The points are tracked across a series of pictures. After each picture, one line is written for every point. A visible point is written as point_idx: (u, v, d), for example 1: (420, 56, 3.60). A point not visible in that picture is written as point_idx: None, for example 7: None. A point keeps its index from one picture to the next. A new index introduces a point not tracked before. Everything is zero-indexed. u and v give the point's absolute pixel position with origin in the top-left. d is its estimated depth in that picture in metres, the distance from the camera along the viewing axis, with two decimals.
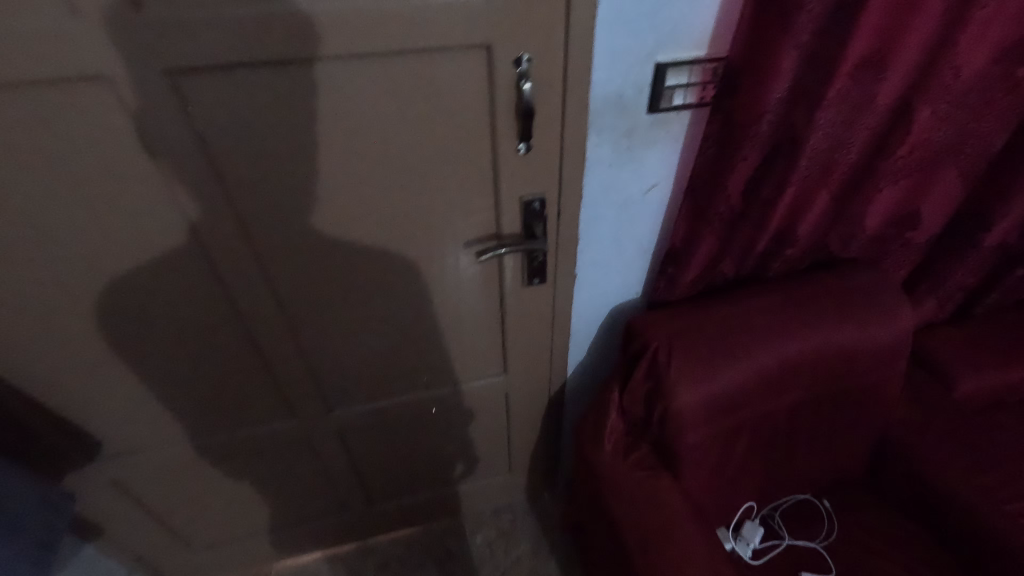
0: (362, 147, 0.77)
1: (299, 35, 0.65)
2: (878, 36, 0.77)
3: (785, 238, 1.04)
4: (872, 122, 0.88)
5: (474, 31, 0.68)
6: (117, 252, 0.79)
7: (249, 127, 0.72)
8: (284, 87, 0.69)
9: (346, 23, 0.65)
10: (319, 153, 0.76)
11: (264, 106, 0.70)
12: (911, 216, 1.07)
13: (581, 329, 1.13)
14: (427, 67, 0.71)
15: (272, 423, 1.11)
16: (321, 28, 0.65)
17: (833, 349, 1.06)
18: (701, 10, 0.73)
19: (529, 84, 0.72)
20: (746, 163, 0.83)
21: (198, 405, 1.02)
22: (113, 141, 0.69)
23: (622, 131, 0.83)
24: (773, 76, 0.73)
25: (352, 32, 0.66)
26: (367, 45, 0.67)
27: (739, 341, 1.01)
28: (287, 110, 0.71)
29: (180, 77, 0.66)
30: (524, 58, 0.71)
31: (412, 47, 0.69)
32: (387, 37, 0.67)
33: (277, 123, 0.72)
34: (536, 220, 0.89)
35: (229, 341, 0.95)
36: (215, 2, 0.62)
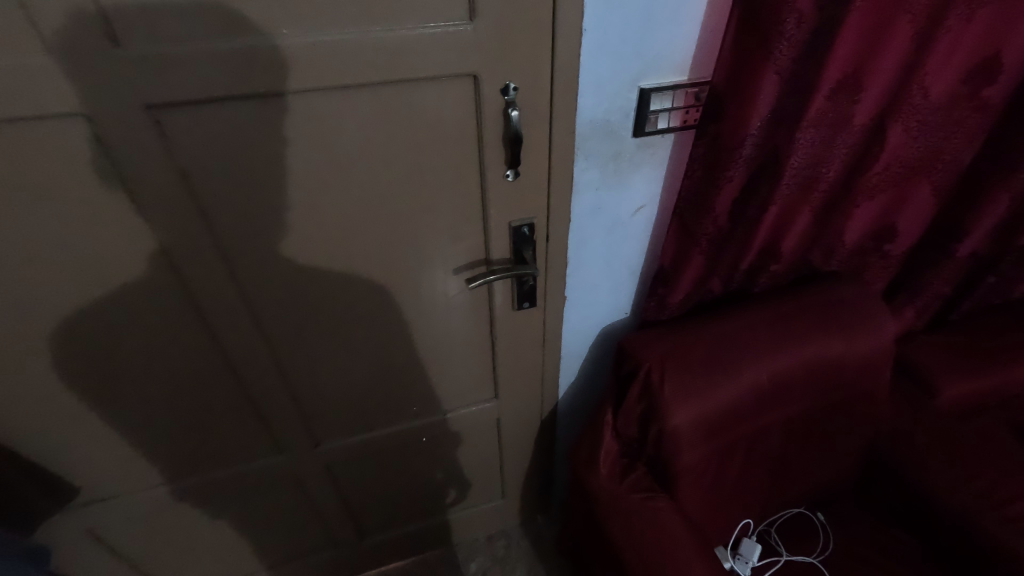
0: (349, 177, 0.75)
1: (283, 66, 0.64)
2: (853, 59, 0.79)
3: (770, 254, 1.06)
4: (851, 140, 0.91)
5: (460, 60, 0.68)
6: (92, 292, 0.76)
7: (232, 160, 0.70)
8: (268, 120, 0.68)
9: (331, 55, 0.64)
10: (305, 184, 0.74)
11: (247, 139, 0.69)
12: (888, 229, 1.10)
13: (573, 351, 1.12)
14: (415, 96, 0.70)
15: (256, 460, 1.07)
16: (305, 61, 0.64)
17: (821, 362, 1.07)
18: (683, 37, 0.74)
19: (516, 111, 0.72)
20: (731, 183, 0.85)
21: (179, 445, 0.98)
22: (88, 179, 0.67)
23: (609, 154, 0.83)
24: (757, 102, 0.76)
25: (337, 63, 0.65)
26: (352, 77, 0.67)
27: (730, 358, 1.01)
28: (270, 143, 0.70)
29: (159, 110, 0.64)
30: (510, 86, 0.71)
31: (399, 78, 0.68)
32: (373, 69, 0.67)
33: (261, 155, 0.70)
34: (526, 245, 0.88)
35: (211, 378, 0.92)
36: (196, 37, 0.61)
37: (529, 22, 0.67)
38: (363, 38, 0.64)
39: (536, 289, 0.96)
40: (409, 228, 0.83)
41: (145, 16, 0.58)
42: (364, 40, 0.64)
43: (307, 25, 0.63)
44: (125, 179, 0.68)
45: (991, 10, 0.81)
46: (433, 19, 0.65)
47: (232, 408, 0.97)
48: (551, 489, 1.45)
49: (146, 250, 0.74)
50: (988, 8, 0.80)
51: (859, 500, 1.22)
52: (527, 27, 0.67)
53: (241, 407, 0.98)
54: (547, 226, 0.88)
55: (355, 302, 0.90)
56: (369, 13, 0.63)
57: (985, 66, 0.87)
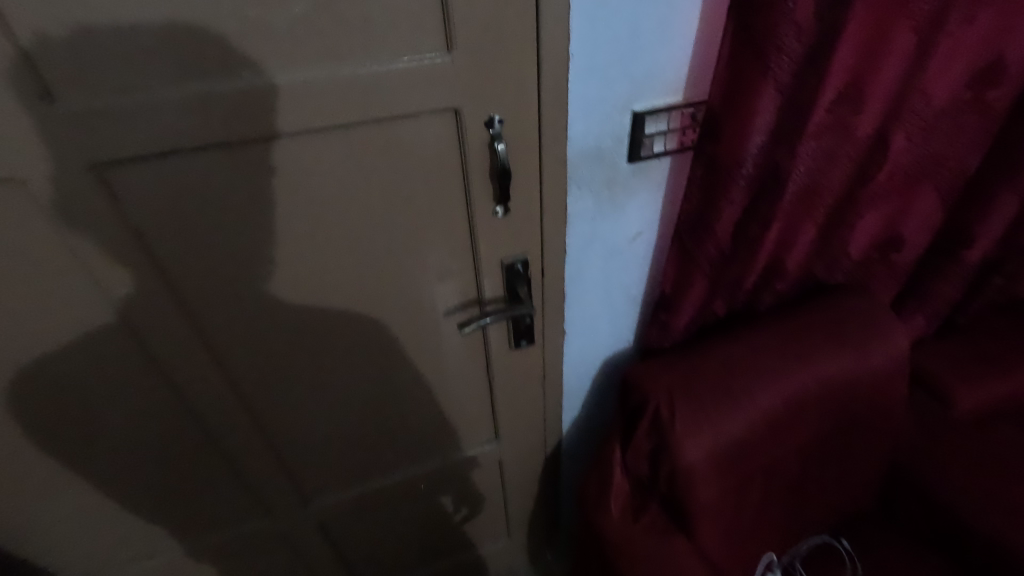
0: (325, 223, 0.69)
1: (245, 112, 0.58)
2: (853, 70, 0.75)
3: (774, 272, 1.01)
4: (855, 152, 0.86)
5: (439, 94, 0.63)
6: (49, 363, 0.70)
7: (197, 214, 0.64)
8: (230, 170, 0.62)
9: (297, 98, 0.59)
10: (275, 234, 0.68)
11: (207, 192, 0.62)
12: (894, 239, 1.05)
13: (575, 384, 1.06)
14: (392, 135, 0.65)
15: (242, 525, 0.99)
16: (268, 104, 0.59)
17: (835, 382, 1.02)
18: (675, 57, 0.70)
19: (502, 145, 0.67)
20: (734, 206, 0.80)
21: (157, 515, 0.91)
22: (34, 244, 0.61)
23: (603, 182, 0.78)
24: (757, 120, 0.70)
25: (305, 105, 0.60)
26: (322, 119, 0.61)
27: (740, 385, 0.96)
28: (234, 193, 0.63)
29: (113, 167, 0.58)
30: (495, 119, 0.66)
31: (372, 117, 0.62)
32: (344, 109, 0.61)
33: (226, 207, 0.64)
34: (521, 282, 0.83)
35: (188, 443, 0.85)
36: (143, 86, 0.55)
37: (511, 49, 0.62)
38: (331, 77, 0.59)
39: (533, 325, 0.90)
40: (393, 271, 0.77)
41: (87, 66, 0.53)
42: (333, 79, 0.59)
43: (268, 66, 0.57)
44: (79, 241, 0.62)
45: (992, 11, 0.77)
46: (407, 53, 0.60)
47: (213, 471, 0.90)
48: (560, 525, 1.37)
49: (107, 313, 0.68)
50: (989, 11, 0.77)
51: (884, 522, 1.17)
52: (509, 56, 0.62)
53: (223, 469, 0.91)
54: (542, 259, 0.82)
55: (339, 351, 0.83)
56: (336, 50, 0.58)
57: (988, 69, 0.84)
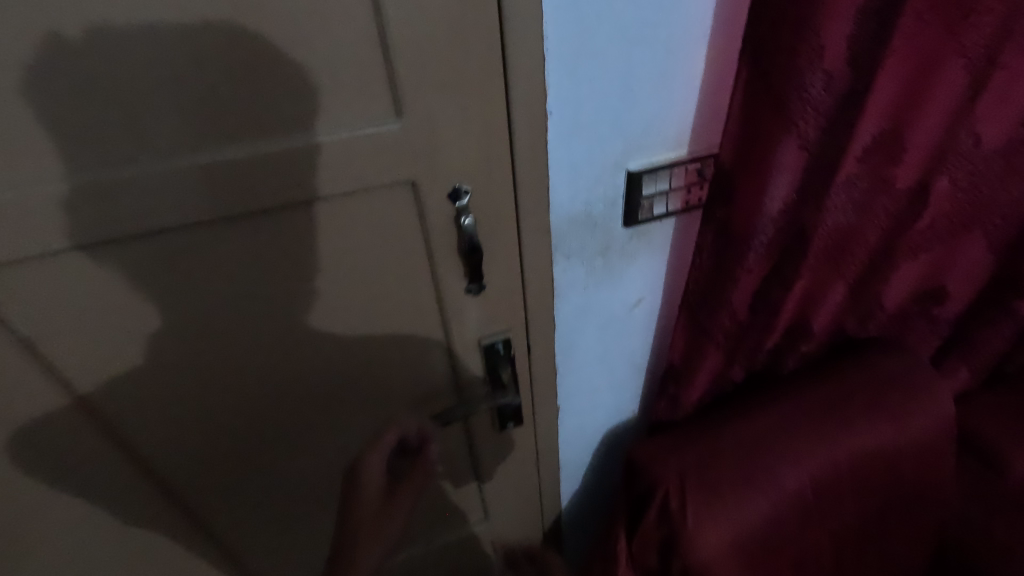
0: (268, 306, 0.61)
1: (159, 198, 0.50)
2: (891, 113, 0.63)
3: (799, 333, 0.88)
4: (891, 206, 0.74)
5: (390, 166, 0.54)
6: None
7: (120, 305, 0.57)
8: (148, 260, 0.54)
9: (218, 177, 0.51)
10: (212, 322, 0.60)
11: (125, 284, 0.55)
12: (937, 289, 0.92)
13: (574, 459, 0.95)
14: (338, 213, 0.56)
15: None
16: (182, 188, 0.51)
17: (874, 459, 0.89)
18: (675, 108, 0.59)
19: (469, 218, 0.58)
20: (751, 274, 0.68)
21: None
22: None
23: (595, 250, 0.67)
24: (776, 183, 0.59)
25: (230, 184, 0.51)
26: (253, 198, 0.52)
27: (762, 467, 0.83)
28: (155, 283, 0.56)
29: (13, 263, 0.51)
30: (462, 189, 0.57)
31: (313, 194, 0.54)
32: (278, 185, 0.52)
33: (148, 299, 0.57)
34: (504, 362, 0.72)
35: (139, 537, 0.77)
36: (31, 178, 0.48)
37: (472, 110, 0.52)
38: (259, 153, 0.50)
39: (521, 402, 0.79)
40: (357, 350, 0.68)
41: None
42: (260, 156, 0.50)
43: (184, 146, 0.49)
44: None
45: None
46: (347, 122, 0.51)
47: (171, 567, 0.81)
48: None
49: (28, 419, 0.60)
50: None
51: None
52: (470, 118, 0.53)
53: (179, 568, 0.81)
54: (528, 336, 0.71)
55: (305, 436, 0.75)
56: (260, 122, 0.49)
57: None
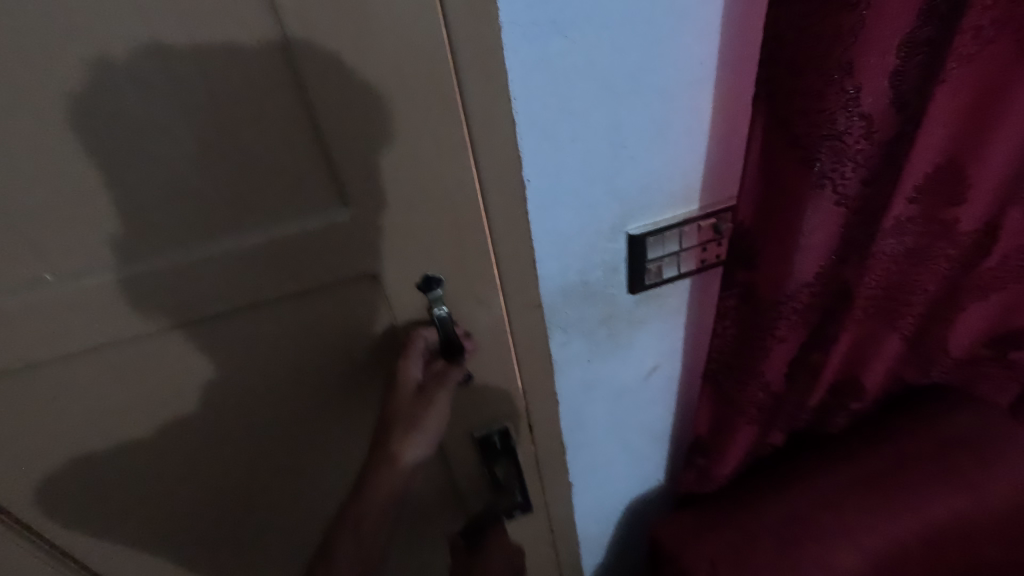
0: (232, 401, 0.56)
1: (98, 309, 0.46)
2: (947, 147, 0.52)
3: (849, 391, 0.77)
4: (954, 250, 0.62)
5: (345, 257, 0.48)
6: None
7: (70, 420, 0.53)
8: (100, 370, 0.50)
9: (157, 284, 0.46)
10: (177, 421, 0.56)
11: (77, 393, 0.51)
12: (1013, 333, 0.79)
13: (593, 533, 0.85)
14: (295, 307, 0.51)
15: None
16: (121, 298, 0.46)
17: (954, 540, 0.74)
18: (678, 161, 0.50)
19: (444, 307, 0.50)
20: (785, 343, 0.58)
21: None
22: None
23: (597, 320, 0.58)
24: (809, 246, 0.49)
25: (172, 288, 0.46)
26: (201, 300, 0.47)
27: (813, 553, 0.71)
28: (108, 390, 0.52)
29: None
30: (433, 278, 0.50)
31: (269, 292, 0.48)
32: (224, 282, 0.47)
33: (105, 406, 0.52)
34: (501, 455, 0.64)
35: None
36: None
37: (432, 189, 0.45)
38: (194, 258, 0.45)
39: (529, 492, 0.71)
40: (337, 437, 0.62)
41: None
42: (195, 260, 0.45)
43: (111, 256, 0.44)
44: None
45: None
46: (290, 217, 0.45)
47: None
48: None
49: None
50: None
51: None
52: (433, 195, 0.46)
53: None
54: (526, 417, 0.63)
55: (293, 524, 0.69)
56: (193, 224, 0.44)
57: None
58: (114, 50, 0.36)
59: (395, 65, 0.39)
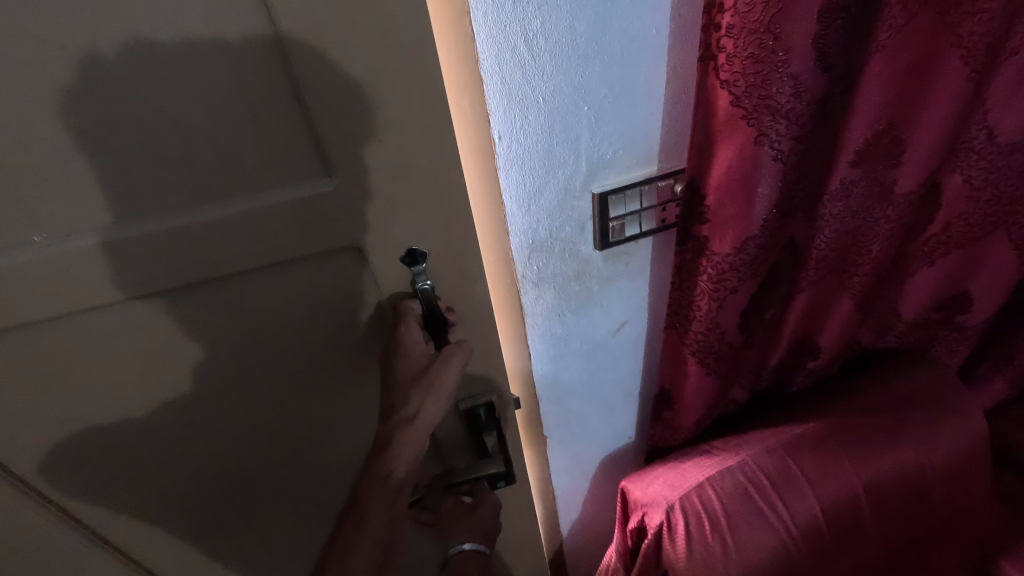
0: (220, 359, 0.59)
1: (95, 266, 0.50)
2: (884, 115, 0.57)
3: (807, 350, 0.82)
4: (896, 212, 0.67)
5: (334, 222, 0.51)
6: None
7: (67, 372, 0.56)
8: (96, 327, 0.54)
9: (150, 246, 0.49)
10: (169, 377, 0.59)
11: (77, 347, 0.55)
12: (961, 298, 0.84)
13: (569, 488, 0.90)
14: (287, 269, 0.54)
15: None
16: (117, 259, 0.49)
17: (899, 484, 0.80)
18: (637, 124, 0.54)
19: (426, 281, 0.55)
20: (736, 293, 0.63)
21: None
22: None
23: (567, 277, 0.63)
24: (756, 200, 0.55)
25: (164, 249, 0.50)
26: (190, 263, 0.51)
27: (771, 495, 0.76)
28: (105, 345, 0.55)
29: None
30: (417, 253, 0.55)
31: (255, 257, 0.52)
32: (211, 246, 0.51)
33: (103, 361, 0.56)
34: (488, 430, 0.69)
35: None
36: None
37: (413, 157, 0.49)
38: (196, 221, 0.49)
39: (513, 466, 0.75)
40: (321, 393, 0.65)
41: None
42: (191, 219, 0.49)
43: (113, 217, 0.47)
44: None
45: None
46: (279, 185, 0.49)
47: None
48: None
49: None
50: None
51: None
52: (411, 161, 0.49)
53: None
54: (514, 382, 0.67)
55: (281, 483, 0.73)
56: (194, 182, 0.48)
57: None
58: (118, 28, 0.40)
59: (370, 31, 0.42)
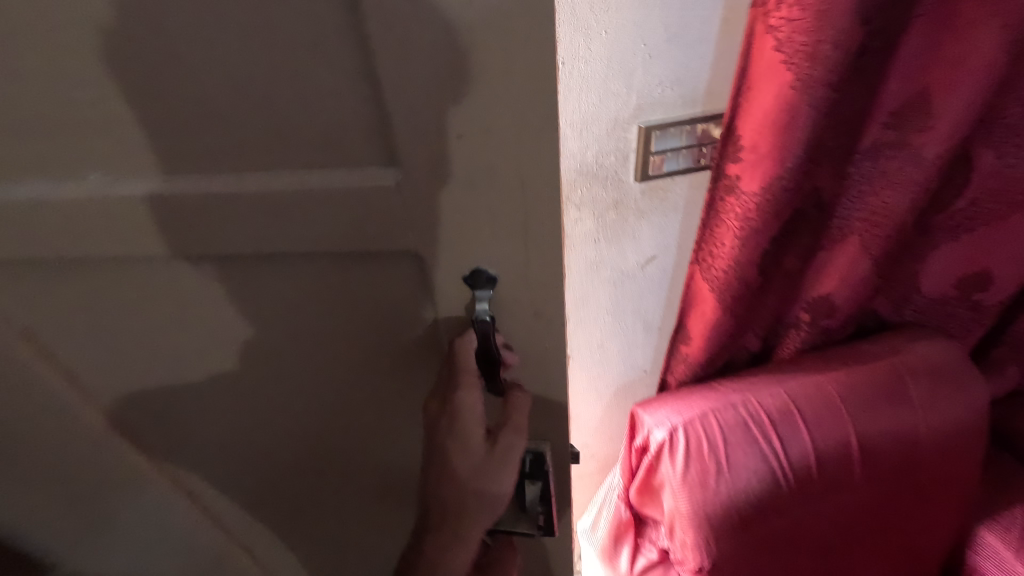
0: (272, 331, 0.60)
1: (168, 190, 0.49)
2: (918, 78, 0.63)
3: (822, 312, 0.86)
4: (923, 174, 0.69)
5: (401, 223, 0.48)
6: None
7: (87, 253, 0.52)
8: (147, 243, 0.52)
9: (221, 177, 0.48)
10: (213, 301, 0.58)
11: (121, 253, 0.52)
12: (981, 276, 0.88)
13: (585, 411, 0.99)
14: (343, 256, 0.52)
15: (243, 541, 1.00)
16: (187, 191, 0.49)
17: (890, 439, 0.86)
18: (687, 64, 0.61)
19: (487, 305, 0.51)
20: (758, 235, 0.69)
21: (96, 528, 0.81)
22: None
23: (605, 204, 0.70)
24: (786, 143, 0.60)
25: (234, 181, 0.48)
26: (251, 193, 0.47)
27: (767, 429, 0.83)
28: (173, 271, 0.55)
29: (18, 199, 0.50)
30: (483, 271, 0.50)
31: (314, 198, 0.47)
32: (276, 186, 0.47)
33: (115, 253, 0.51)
34: (532, 478, 0.66)
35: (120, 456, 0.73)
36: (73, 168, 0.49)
37: (489, 174, 0.44)
38: (256, 189, 0.47)
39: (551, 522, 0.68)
40: None
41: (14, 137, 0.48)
42: (251, 189, 0.47)
43: (167, 164, 0.47)
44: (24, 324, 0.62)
45: None
46: (337, 166, 0.46)
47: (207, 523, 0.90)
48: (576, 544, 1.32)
49: (75, 400, 0.67)
50: None
51: None
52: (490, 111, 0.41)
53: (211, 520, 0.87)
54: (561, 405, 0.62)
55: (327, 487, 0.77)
56: (254, 154, 0.46)
57: None
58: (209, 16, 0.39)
59: None
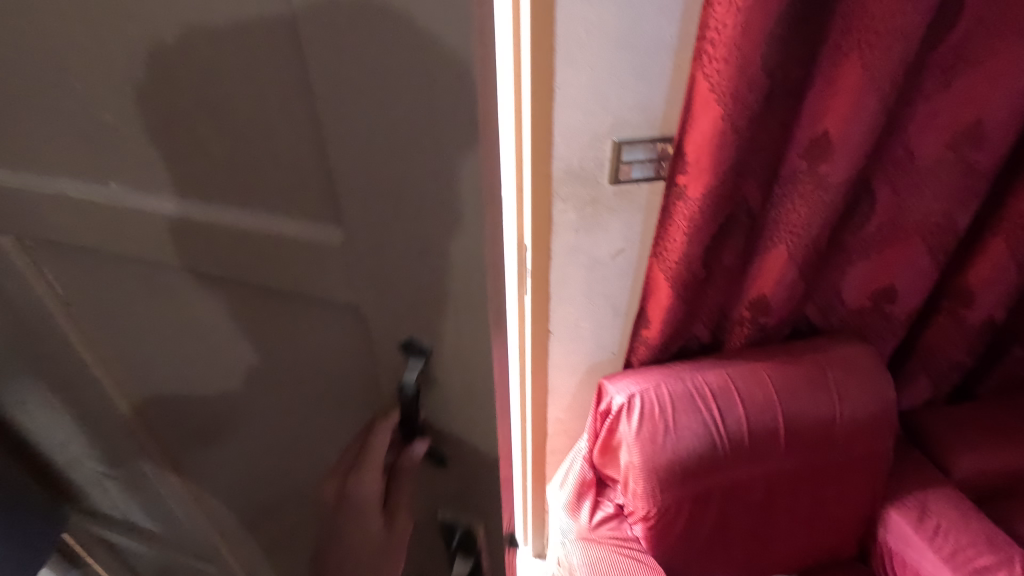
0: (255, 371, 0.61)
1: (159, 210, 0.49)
2: (820, 121, 0.84)
3: (759, 309, 1.05)
4: (829, 196, 0.89)
5: (358, 282, 0.47)
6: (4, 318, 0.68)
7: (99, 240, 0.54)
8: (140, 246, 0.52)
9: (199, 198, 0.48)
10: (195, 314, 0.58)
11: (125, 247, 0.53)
12: (889, 290, 1.07)
13: (560, 385, 1.16)
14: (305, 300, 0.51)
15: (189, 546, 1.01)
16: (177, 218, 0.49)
17: (813, 419, 1.02)
18: (648, 97, 0.82)
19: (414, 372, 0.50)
20: (701, 231, 0.89)
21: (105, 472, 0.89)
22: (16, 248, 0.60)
23: (584, 200, 0.90)
24: (718, 158, 0.81)
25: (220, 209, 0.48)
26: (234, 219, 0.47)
27: (707, 401, 1.00)
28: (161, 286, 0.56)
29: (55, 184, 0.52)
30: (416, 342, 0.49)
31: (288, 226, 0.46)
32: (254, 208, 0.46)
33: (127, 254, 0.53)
34: (464, 553, 0.66)
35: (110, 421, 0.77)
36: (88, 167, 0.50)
37: (435, 240, 0.42)
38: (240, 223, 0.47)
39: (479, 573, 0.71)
40: None
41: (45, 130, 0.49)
42: (244, 224, 0.47)
43: (173, 186, 0.48)
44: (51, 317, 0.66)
45: (969, 81, 0.83)
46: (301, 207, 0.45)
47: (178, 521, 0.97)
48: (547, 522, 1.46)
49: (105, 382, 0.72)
50: (962, 80, 0.84)
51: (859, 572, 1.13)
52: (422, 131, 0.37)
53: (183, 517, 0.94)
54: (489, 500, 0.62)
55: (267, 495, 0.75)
56: (229, 188, 0.46)
57: (970, 133, 0.87)
58: (177, 26, 0.39)
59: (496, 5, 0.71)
